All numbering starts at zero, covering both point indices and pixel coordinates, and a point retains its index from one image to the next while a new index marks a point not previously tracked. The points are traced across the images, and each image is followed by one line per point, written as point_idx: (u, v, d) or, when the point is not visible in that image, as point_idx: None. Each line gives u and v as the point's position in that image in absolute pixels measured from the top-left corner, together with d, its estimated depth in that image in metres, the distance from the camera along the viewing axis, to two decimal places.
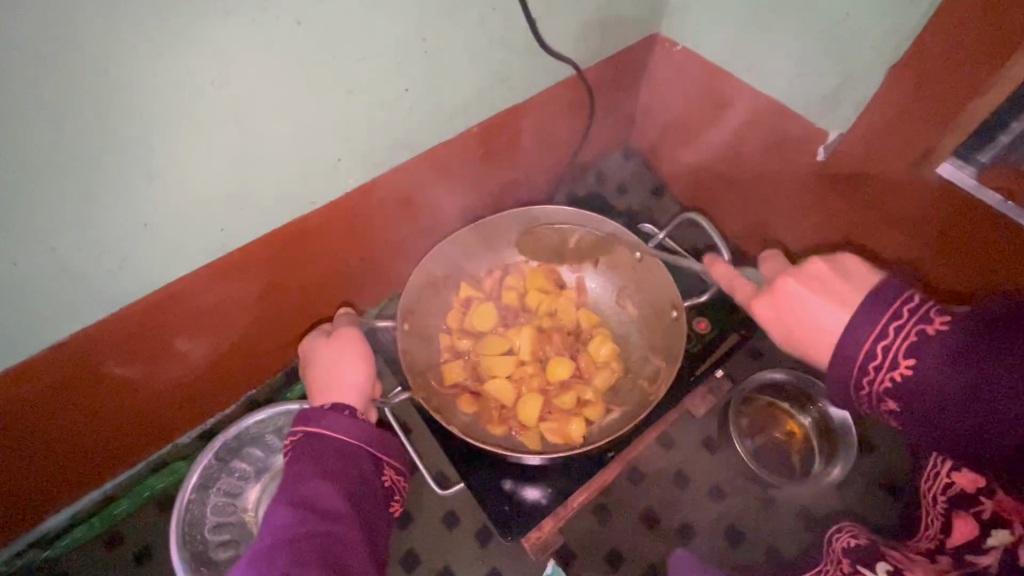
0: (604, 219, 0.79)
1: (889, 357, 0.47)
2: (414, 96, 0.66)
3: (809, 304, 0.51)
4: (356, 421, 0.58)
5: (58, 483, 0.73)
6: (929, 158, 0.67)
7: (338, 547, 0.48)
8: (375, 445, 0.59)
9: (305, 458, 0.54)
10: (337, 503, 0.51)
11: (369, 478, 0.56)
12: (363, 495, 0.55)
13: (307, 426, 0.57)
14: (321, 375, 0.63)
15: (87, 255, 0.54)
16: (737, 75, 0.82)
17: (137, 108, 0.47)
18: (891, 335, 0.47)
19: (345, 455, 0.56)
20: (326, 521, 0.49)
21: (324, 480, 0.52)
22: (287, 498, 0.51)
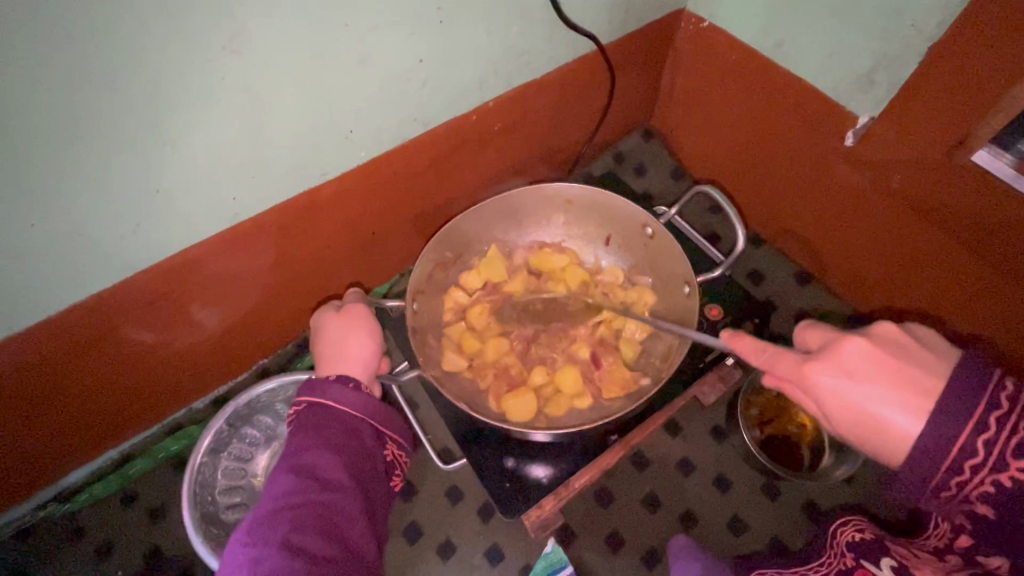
0: (612, 196, 0.78)
1: (991, 459, 0.42)
2: (428, 68, 0.65)
3: (862, 399, 0.47)
4: (359, 395, 0.59)
5: (80, 439, 0.75)
6: (966, 143, 0.63)
7: (335, 517, 0.51)
8: (377, 419, 0.59)
9: (308, 429, 0.55)
10: (338, 474, 0.53)
11: (371, 452, 0.57)
12: (365, 469, 0.56)
13: (312, 397, 0.58)
14: (328, 351, 0.63)
15: (102, 219, 0.55)
16: (765, 53, 0.79)
17: (146, 71, 0.46)
18: (984, 451, 0.42)
19: (347, 428, 0.56)
20: (327, 491, 0.51)
21: (326, 451, 0.54)
22: (290, 466, 0.53)
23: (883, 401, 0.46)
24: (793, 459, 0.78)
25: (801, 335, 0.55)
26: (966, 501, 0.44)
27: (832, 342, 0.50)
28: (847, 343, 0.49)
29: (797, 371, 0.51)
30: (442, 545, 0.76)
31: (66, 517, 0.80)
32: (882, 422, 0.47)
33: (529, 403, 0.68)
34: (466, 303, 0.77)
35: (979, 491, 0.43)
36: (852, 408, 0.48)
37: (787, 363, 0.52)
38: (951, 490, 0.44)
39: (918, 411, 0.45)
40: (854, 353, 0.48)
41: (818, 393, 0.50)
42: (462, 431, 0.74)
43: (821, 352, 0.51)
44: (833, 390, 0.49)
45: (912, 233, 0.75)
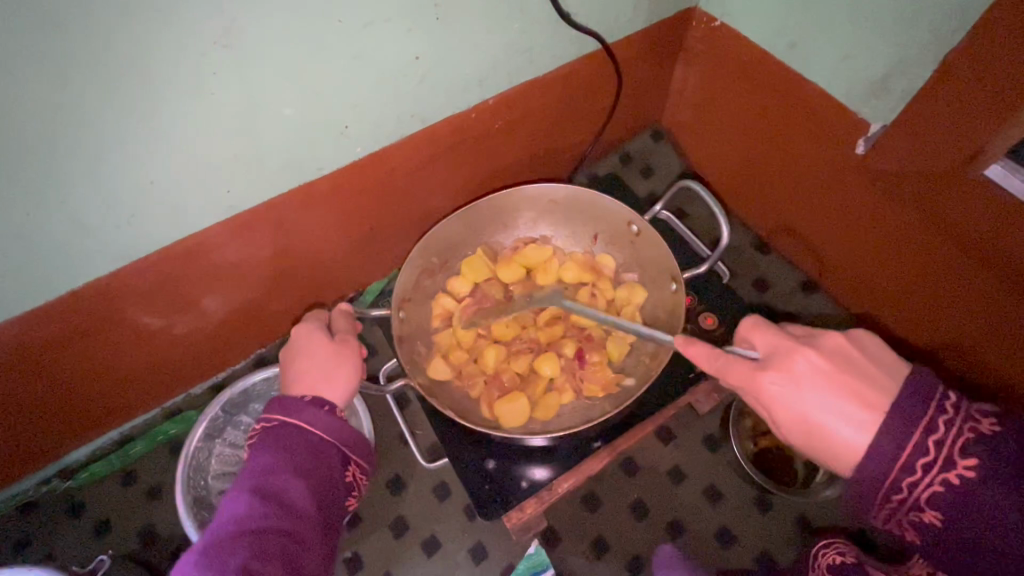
0: (596, 195, 0.77)
1: (940, 458, 0.42)
2: (426, 64, 0.64)
3: (808, 406, 0.49)
4: (334, 419, 0.59)
5: (82, 420, 0.78)
6: (980, 157, 0.60)
7: (296, 547, 0.52)
8: (349, 445, 0.60)
9: (280, 450, 0.55)
10: (303, 502, 0.54)
11: (338, 477, 0.58)
12: (330, 495, 0.57)
13: (286, 416, 0.58)
14: (309, 372, 0.62)
15: (99, 208, 0.56)
16: (778, 55, 0.76)
17: (137, 64, 0.47)
18: (933, 449, 0.42)
19: (317, 451, 0.57)
20: (290, 519, 0.52)
21: (295, 476, 0.54)
22: (255, 489, 0.53)
23: (825, 410, 0.48)
24: (786, 475, 0.76)
25: (748, 336, 0.55)
26: (915, 503, 0.44)
27: (783, 350, 0.51)
28: (795, 354, 0.50)
29: (750, 376, 0.52)
30: (427, 540, 0.77)
31: (68, 493, 0.83)
32: (828, 434, 0.48)
33: (520, 410, 0.68)
34: (454, 309, 0.77)
35: (930, 491, 0.43)
36: (798, 416, 0.49)
37: (742, 372, 0.52)
38: (902, 494, 0.44)
39: (862, 422, 0.46)
40: (803, 365, 0.50)
41: (770, 398, 0.51)
42: (446, 431, 0.74)
43: (772, 360, 0.52)
44: (782, 397, 0.50)
45: (921, 246, 0.73)
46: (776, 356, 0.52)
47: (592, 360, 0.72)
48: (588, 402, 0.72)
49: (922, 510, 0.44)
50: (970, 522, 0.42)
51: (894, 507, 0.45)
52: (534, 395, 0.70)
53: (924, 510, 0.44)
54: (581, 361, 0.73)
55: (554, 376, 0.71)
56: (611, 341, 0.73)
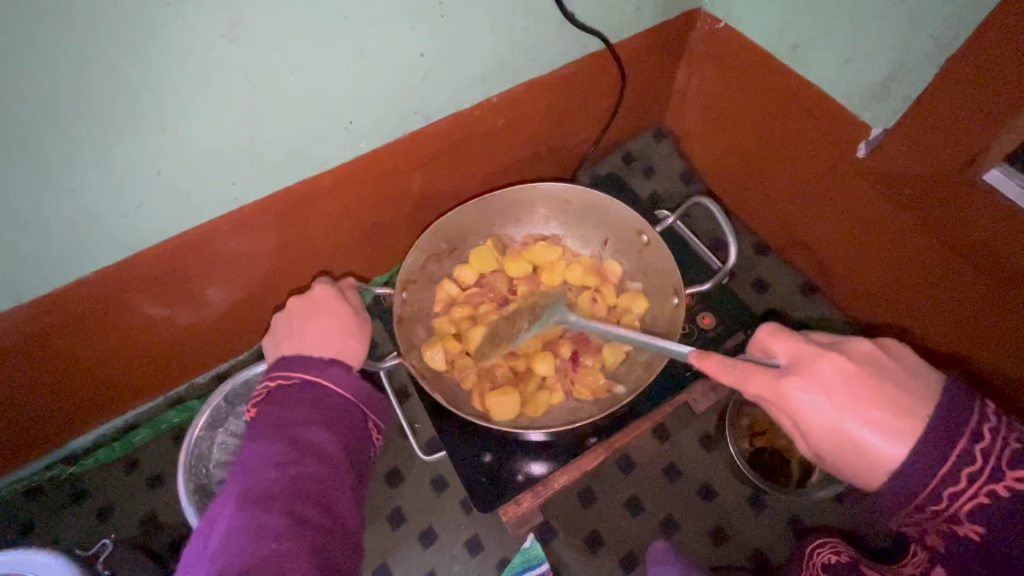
0: (611, 201, 0.78)
1: (970, 484, 0.42)
2: (431, 61, 0.65)
3: (830, 413, 0.47)
4: (354, 378, 0.61)
5: (87, 407, 0.79)
6: (978, 162, 0.61)
7: (331, 489, 0.53)
8: (368, 403, 0.61)
9: (305, 404, 0.57)
10: (332, 449, 0.55)
11: (361, 430, 0.59)
12: (356, 446, 0.58)
13: (306, 374, 0.59)
14: (327, 336, 0.63)
15: (107, 198, 0.57)
16: (780, 57, 0.77)
17: (147, 56, 0.48)
18: (981, 459, 0.42)
19: (341, 406, 0.58)
20: (324, 463, 0.54)
21: (321, 426, 0.55)
22: (286, 436, 0.54)
23: (860, 420, 0.46)
24: (780, 473, 0.77)
25: (768, 344, 0.53)
26: (953, 516, 0.43)
27: (808, 357, 0.49)
28: (821, 361, 0.48)
29: (775, 387, 0.49)
30: (424, 532, 0.78)
31: (72, 479, 0.84)
32: (859, 446, 0.46)
33: (511, 403, 0.68)
34: (455, 296, 0.78)
35: (973, 503, 0.42)
36: (831, 429, 0.47)
37: (763, 379, 0.50)
38: (941, 505, 0.43)
39: (896, 431, 0.45)
40: (831, 371, 0.48)
41: (796, 410, 0.49)
42: (443, 425, 0.74)
43: (799, 369, 0.49)
44: (809, 406, 0.48)
45: (920, 249, 0.73)
46: (801, 363, 0.50)
47: (585, 363, 0.73)
48: (578, 403, 0.73)
49: (960, 524, 0.43)
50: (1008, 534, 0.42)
51: (926, 518, 0.45)
52: (527, 390, 0.71)
53: (963, 524, 0.43)
54: (575, 363, 0.73)
55: (547, 375, 0.72)
56: (608, 346, 0.73)
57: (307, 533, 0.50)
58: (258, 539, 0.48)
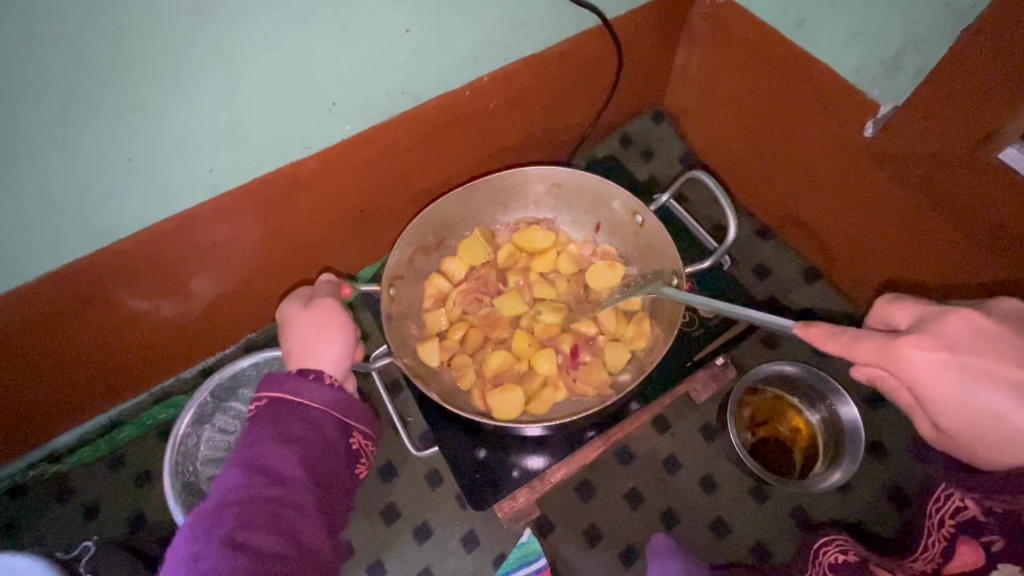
0: (603, 181, 0.74)
1: None
2: (417, 38, 0.61)
3: (967, 380, 0.44)
4: (322, 387, 0.58)
5: (69, 404, 0.77)
6: (993, 139, 0.58)
7: (284, 513, 0.50)
8: (342, 411, 0.58)
9: (265, 422, 0.54)
10: (292, 468, 0.52)
11: (333, 444, 0.56)
12: (325, 461, 0.55)
13: (272, 392, 0.56)
14: (296, 346, 0.61)
15: (73, 187, 0.54)
16: (784, 32, 0.73)
17: (109, 36, 0.44)
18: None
19: (307, 421, 0.55)
20: (278, 486, 0.51)
21: (280, 444, 0.53)
22: (242, 459, 0.52)
23: (998, 390, 0.43)
24: (784, 465, 0.75)
25: (888, 312, 0.50)
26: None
27: (934, 317, 0.46)
28: (950, 319, 0.45)
29: (885, 349, 0.46)
30: (418, 528, 0.76)
31: (56, 477, 0.82)
32: (1000, 418, 0.43)
33: (514, 401, 0.66)
34: (447, 291, 0.75)
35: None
36: (966, 397, 0.44)
37: (875, 343, 0.47)
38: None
39: None
40: (962, 330, 0.45)
41: (918, 376, 0.45)
42: (436, 421, 0.72)
43: (917, 329, 0.46)
44: (942, 374, 0.44)
45: (931, 231, 0.70)
46: (924, 325, 0.46)
47: (585, 361, 0.71)
48: (580, 398, 0.71)
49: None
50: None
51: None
52: (530, 388, 0.69)
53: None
54: (575, 361, 0.71)
55: (550, 373, 0.69)
56: (610, 349, 0.70)
57: (250, 561, 0.46)
58: (194, 570, 0.46)
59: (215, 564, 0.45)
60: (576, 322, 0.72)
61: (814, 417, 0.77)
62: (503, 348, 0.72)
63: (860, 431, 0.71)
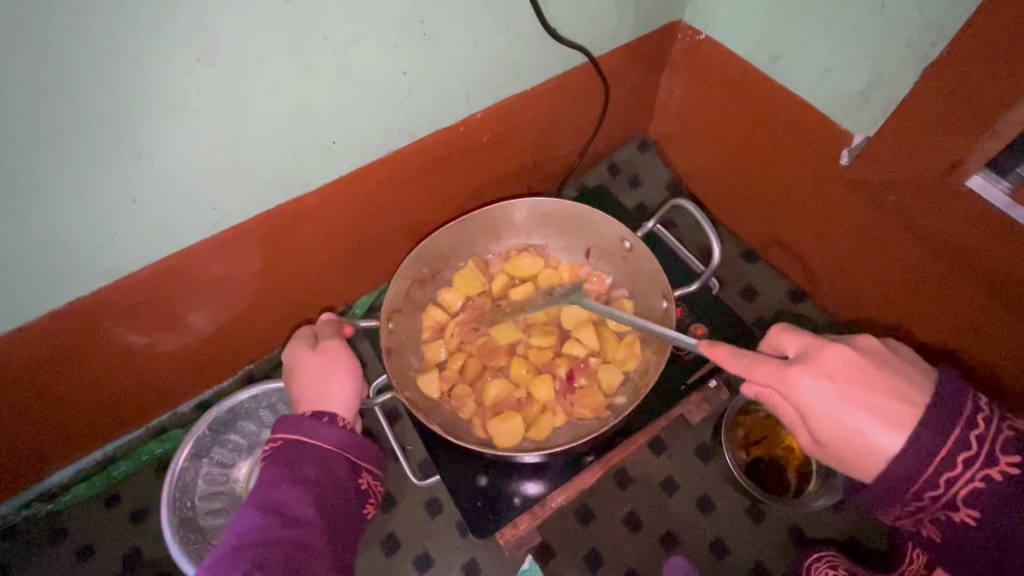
0: (592, 211, 0.77)
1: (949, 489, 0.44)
2: (413, 79, 0.64)
3: (835, 405, 0.47)
4: (335, 429, 0.58)
5: (65, 441, 0.76)
6: (959, 169, 0.61)
7: (298, 556, 0.50)
8: (352, 452, 0.59)
9: (280, 464, 0.55)
10: (304, 509, 0.52)
11: (344, 485, 0.56)
12: (336, 502, 0.55)
13: (286, 433, 0.57)
14: (308, 390, 0.62)
15: (79, 227, 0.55)
16: (761, 68, 0.77)
17: (118, 84, 0.46)
18: (975, 443, 0.43)
19: (318, 462, 0.56)
20: (292, 527, 0.51)
21: (293, 485, 0.53)
22: (257, 501, 0.52)
23: (865, 412, 0.46)
24: (779, 484, 0.77)
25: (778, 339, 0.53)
26: (950, 501, 0.45)
27: (815, 348, 0.50)
28: (830, 351, 0.49)
29: (780, 375, 0.50)
30: (419, 558, 0.76)
31: (49, 517, 0.81)
32: (867, 444, 0.46)
33: (515, 426, 0.67)
34: (444, 321, 0.77)
35: (969, 487, 0.43)
36: (835, 417, 0.47)
37: (770, 370, 0.50)
38: (938, 491, 0.44)
39: (892, 421, 0.46)
40: (838, 360, 0.48)
41: (801, 399, 0.49)
42: (436, 451, 0.73)
43: (803, 360, 0.50)
44: (818, 398, 0.48)
45: (906, 255, 0.74)
46: (808, 354, 0.50)
47: (580, 384, 0.73)
48: (579, 422, 0.71)
49: (956, 509, 0.45)
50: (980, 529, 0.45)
51: (920, 509, 0.46)
52: (528, 415, 0.70)
53: (959, 508, 0.45)
54: (571, 386, 0.73)
55: (547, 399, 0.71)
56: (602, 371, 0.72)
57: None
58: None
59: None
60: (565, 345, 0.73)
61: None
62: (502, 376, 0.73)
63: None
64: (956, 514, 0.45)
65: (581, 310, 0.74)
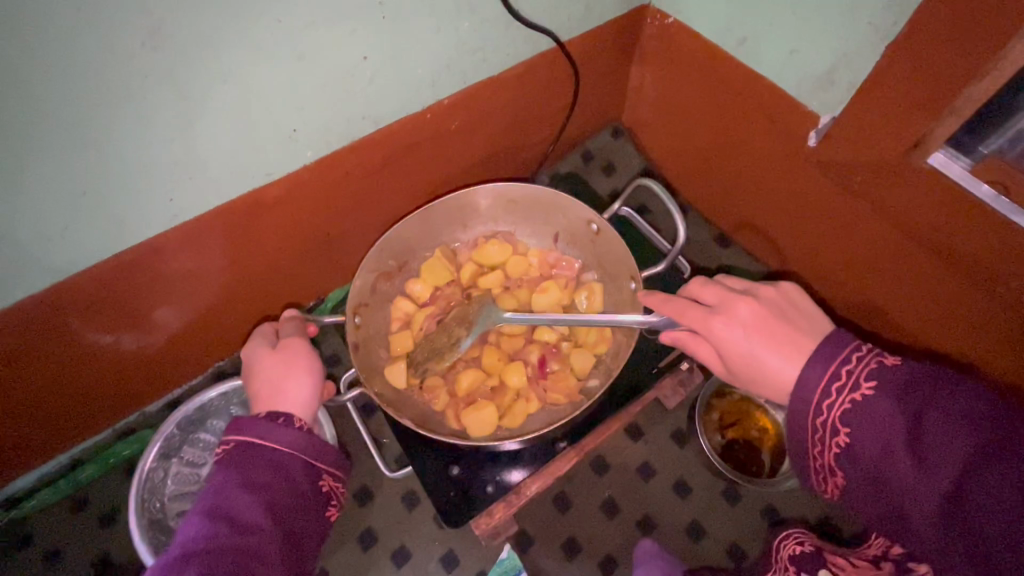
0: (557, 194, 0.75)
1: (829, 428, 0.46)
2: (374, 65, 0.63)
3: (749, 348, 0.51)
4: (291, 430, 0.57)
5: (26, 445, 0.74)
6: (921, 146, 0.62)
7: (250, 563, 0.49)
8: (311, 453, 0.57)
9: (232, 467, 0.53)
10: (257, 515, 0.51)
11: (301, 488, 0.55)
12: (292, 506, 0.54)
13: (239, 436, 0.55)
14: (264, 389, 0.61)
15: (25, 222, 0.53)
16: (729, 50, 0.77)
17: (59, 71, 0.44)
18: (846, 374, 0.45)
19: (274, 465, 0.54)
20: (243, 534, 0.50)
21: (245, 491, 0.52)
22: (206, 508, 0.51)
23: (774, 354, 0.50)
24: (753, 466, 0.77)
25: (697, 293, 0.57)
26: (833, 427, 0.46)
27: (729, 300, 0.53)
28: (741, 303, 0.52)
29: (702, 324, 0.54)
30: (396, 551, 0.75)
31: (13, 524, 0.79)
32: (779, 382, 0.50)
33: (488, 416, 0.67)
34: (412, 312, 0.76)
35: (843, 408, 0.45)
36: (743, 351, 0.52)
37: (692, 317, 0.54)
38: (823, 416, 0.46)
39: (794, 356, 0.49)
40: (747, 311, 0.52)
41: (719, 342, 0.53)
42: (409, 443, 0.72)
43: (719, 310, 0.54)
44: (733, 343, 0.52)
45: (875, 233, 0.74)
46: (722, 306, 0.54)
47: (553, 369, 0.73)
48: (553, 407, 0.71)
49: (839, 434, 0.46)
50: (866, 467, 0.45)
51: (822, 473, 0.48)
52: (501, 403, 0.70)
53: (836, 433, 0.46)
54: (543, 371, 0.72)
55: (521, 387, 0.70)
56: (574, 355, 0.72)
57: None
58: None
59: None
60: (537, 332, 0.73)
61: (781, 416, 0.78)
62: (475, 365, 0.72)
63: None
64: (838, 441, 0.46)
65: (552, 294, 0.74)
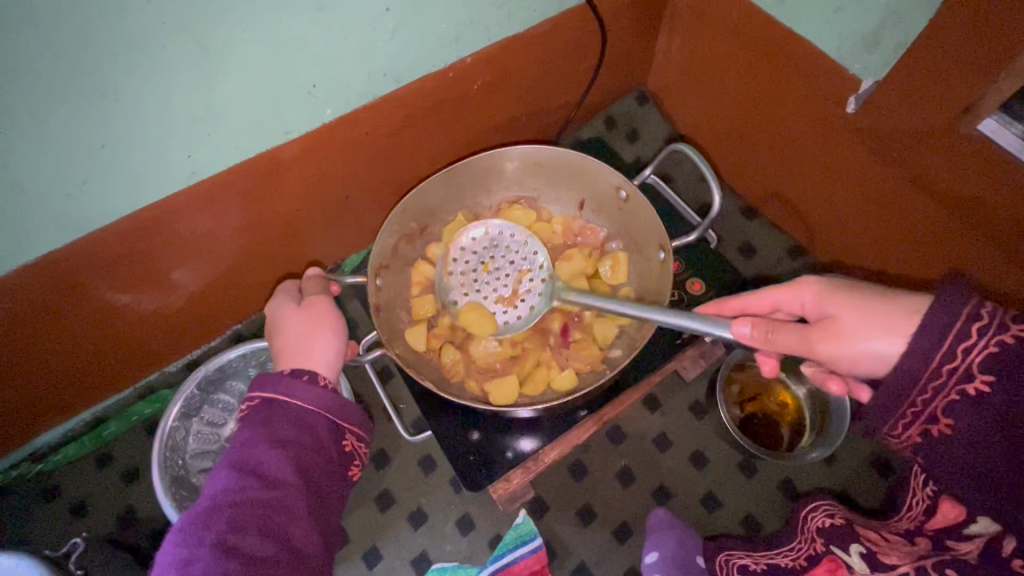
0: (587, 158, 0.73)
1: (962, 371, 0.43)
2: (397, 17, 0.60)
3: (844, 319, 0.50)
4: (314, 388, 0.56)
5: (49, 400, 0.75)
6: (972, 112, 0.58)
7: (275, 518, 0.50)
8: (335, 412, 0.57)
9: (257, 423, 0.54)
10: (283, 470, 0.52)
11: (326, 448, 0.55)
12: (317, 464, 0.54)
13: (263, 392, 0.55)
14: (288, 345, 0.60)
15: (43, 176, 0.51)
16: (768, 8, 0.73)
17: (74, 15, 0.42)
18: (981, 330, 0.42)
19: (299, 423, 0.54)
20: (270, 489, 0.51)
21: (271, 446, 0.52)
22: (233, 461, 0.52)
23: (870, 324, 0.48)
24: (772, 439, 0.77)
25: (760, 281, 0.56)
26: (966, 373, 0.43)
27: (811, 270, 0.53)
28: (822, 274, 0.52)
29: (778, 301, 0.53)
30: (414, 513, 0.76)
31: (40, 476, 0.81)
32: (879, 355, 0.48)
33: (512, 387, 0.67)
34: (434, 277, 0.75)
35: (986, 354, 0.42)
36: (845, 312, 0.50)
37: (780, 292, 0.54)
38: (955, 361, 0.43)
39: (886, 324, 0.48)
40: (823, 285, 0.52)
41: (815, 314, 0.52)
42: (429, 407, 0.72)
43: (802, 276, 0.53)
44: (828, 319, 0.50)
45: (912, 204, 0.71)
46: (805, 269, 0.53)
47: (576, 337, 0.72)
48: None
49: (971, 380, 0.43)
50: (990, 409, 0.44)
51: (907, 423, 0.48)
52: (522, 370, 0.70)
53: (972, 379, 0.43)
54: (565, 340, 0.72)
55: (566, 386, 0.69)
56: (597, 324, 0.71)
57: (241, 566, 0.46)
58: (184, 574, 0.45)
59: (206, 568, 0.45)
60: (560, 300, 0.72)
61: (801, 391, 0.78)
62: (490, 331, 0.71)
63: (846, 407, 0.72)
64: (972, 386, 0.44)
65: (577, 263, 0.73)
